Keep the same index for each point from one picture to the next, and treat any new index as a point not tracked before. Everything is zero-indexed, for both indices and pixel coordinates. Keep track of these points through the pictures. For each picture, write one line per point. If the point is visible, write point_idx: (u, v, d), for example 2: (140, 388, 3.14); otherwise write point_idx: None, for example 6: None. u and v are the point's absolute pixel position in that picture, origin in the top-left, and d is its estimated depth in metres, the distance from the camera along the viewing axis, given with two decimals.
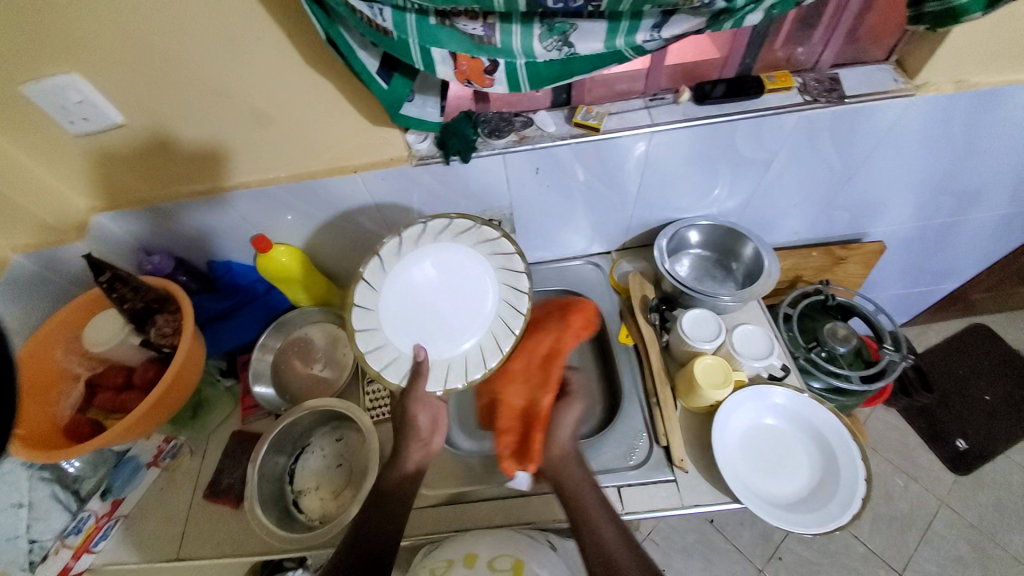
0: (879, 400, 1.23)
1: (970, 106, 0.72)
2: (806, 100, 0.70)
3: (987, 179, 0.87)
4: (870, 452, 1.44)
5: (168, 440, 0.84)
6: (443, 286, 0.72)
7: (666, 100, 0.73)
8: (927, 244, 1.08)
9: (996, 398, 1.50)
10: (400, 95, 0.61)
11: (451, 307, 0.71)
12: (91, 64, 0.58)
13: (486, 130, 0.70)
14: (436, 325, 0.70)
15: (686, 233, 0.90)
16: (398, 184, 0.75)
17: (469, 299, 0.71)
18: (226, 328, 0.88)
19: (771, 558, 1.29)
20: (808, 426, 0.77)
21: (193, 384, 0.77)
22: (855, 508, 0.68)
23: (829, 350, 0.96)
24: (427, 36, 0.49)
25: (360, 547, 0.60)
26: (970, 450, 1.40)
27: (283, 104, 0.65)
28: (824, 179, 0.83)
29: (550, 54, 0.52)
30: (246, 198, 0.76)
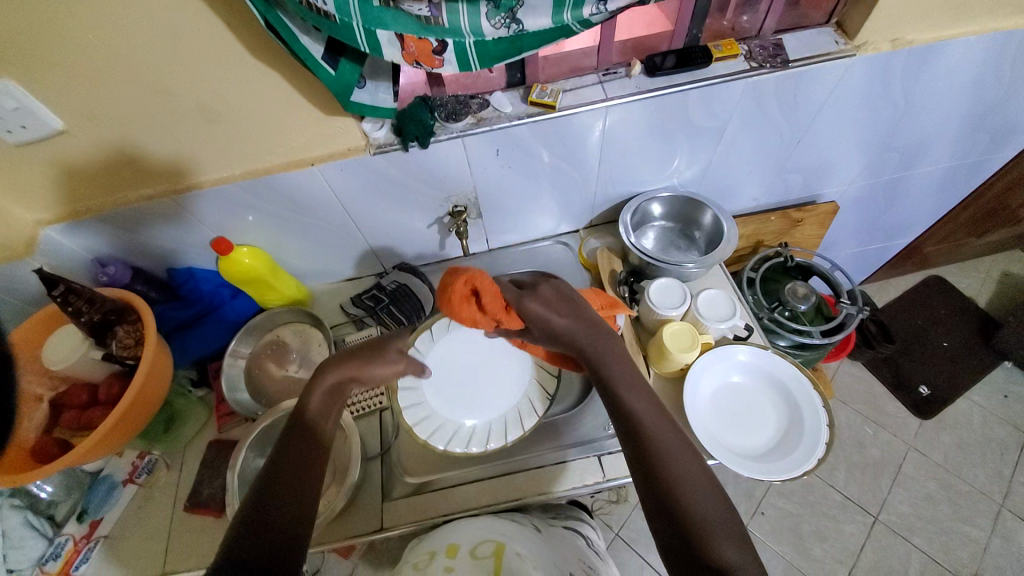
0: (843, 353, 1.29)
1: (906, 63, 0.75)
2: (751, 67, 0.72)
3: (928, 134, 0.92)
4: (841, 406, 1.51)
5: (141, 456, 0.82)
6: (483, 356, 0.82)
7: (619, 74, 0.74)
8: (878, 201, 1.13)
9: (953, 343, 1.59)
10: (350, 80, 0.60)
11: (492, 374, 0.80)
12: (20, 67, 0.55)
13: (443, 113, 0.70)
14: (475, 392, 0.79)
15: (648, 206, 0.92)
16: (358, 174, 0.74)
17: (506, 368, 0.81)
18: (192, 336, 0.86)
19: (755, 514, 1.35)
20: (773, 379, 0.80)
21: (160, 395, 0.75)
22: (820, 453, 0.72)
23: (791, 309, 1.00)
24: (371, 18, 0.49)
25: None
26: (932, 394, 1.49)
27: (232, 98, 0.64)
28: (777, 144, 0.86)
29: (499, 32, 0.52)
30: (202, 199, 0.74)
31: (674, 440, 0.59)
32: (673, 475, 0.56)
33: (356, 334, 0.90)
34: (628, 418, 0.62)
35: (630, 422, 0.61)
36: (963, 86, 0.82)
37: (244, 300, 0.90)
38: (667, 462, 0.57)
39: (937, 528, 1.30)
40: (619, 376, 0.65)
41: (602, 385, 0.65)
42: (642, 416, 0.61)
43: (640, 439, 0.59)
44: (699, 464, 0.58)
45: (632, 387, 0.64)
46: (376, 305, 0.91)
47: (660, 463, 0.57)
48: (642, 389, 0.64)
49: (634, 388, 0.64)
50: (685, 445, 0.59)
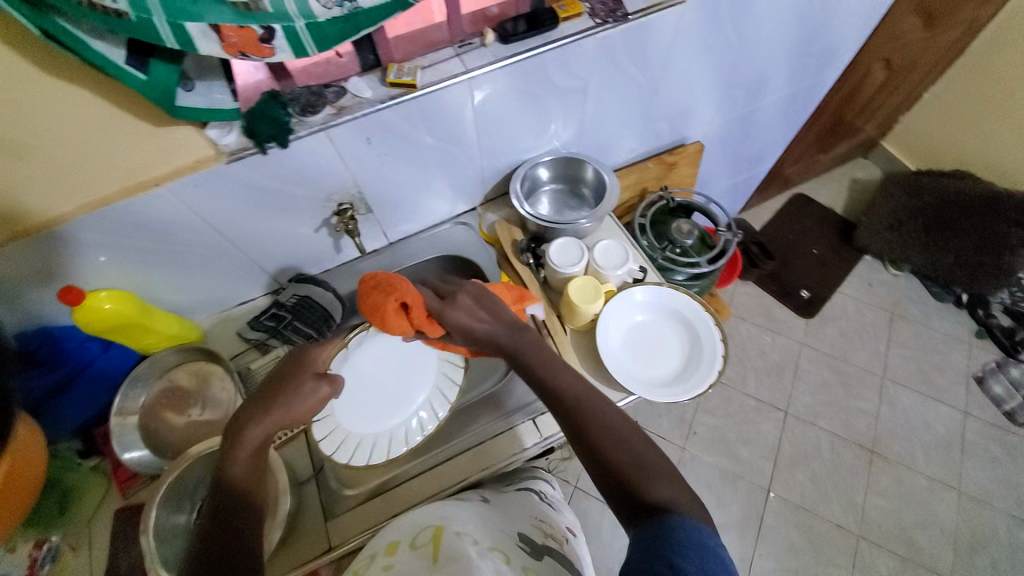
0: (735, 275, 1.43)
1: (731, 4, 0.83)
2: (596, 23, 0.75)
3: (764, 66, 1.03)
4: (744, 322, 1.68)
5: (38, 545, 0.70)
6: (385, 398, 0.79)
7: (474, 44, 0.74)
8: (738, 135, 1.25)
9: (824, 249, 1.82)
10: (168, 84, 0.54)
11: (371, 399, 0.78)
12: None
13: (298, 108, 0.66)
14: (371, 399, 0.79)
15: (535, 172, 0.94)
16: (218, 187, 0.68)
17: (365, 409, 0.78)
18: (64, 403, 0.76)
19: (689, 435, 1.47)
20: (672, 310, 0.87)
21: (38, 476, 0.66)
22: (719, 365, 0.81)
23: (681, 245, 1.09)
24: (177, 10, 0.44)
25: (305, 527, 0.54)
26: (813, 296, 1.71)
27: (28, 126, 0.54)
28: (639, 93, 0.92)
29: (332, 12, 0.49)
30: (30, 249, 0.64)
31: (604, 407, 0.60)
32: (601, 439, 0.57)
33: (262, 359, 0.85)
34: (557, 400, 0.61)
35: (551, 398, 0.61)
36: (782, 18, 0.92)
37: (120, 350, 0.80)
38: (597, 424, 0.58)
39: (835, 407, 1.51)
40: (542, 361, 0.64)
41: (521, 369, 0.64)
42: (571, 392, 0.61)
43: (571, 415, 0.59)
44: (633, 429, 0.58)
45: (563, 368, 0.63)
46: (279, 325, 0.85)
47: (588, 432, 0.57)
48: (565, 364, 0.64)
49: (556, 370, 0.63)
50: (616, 411, 0.60)
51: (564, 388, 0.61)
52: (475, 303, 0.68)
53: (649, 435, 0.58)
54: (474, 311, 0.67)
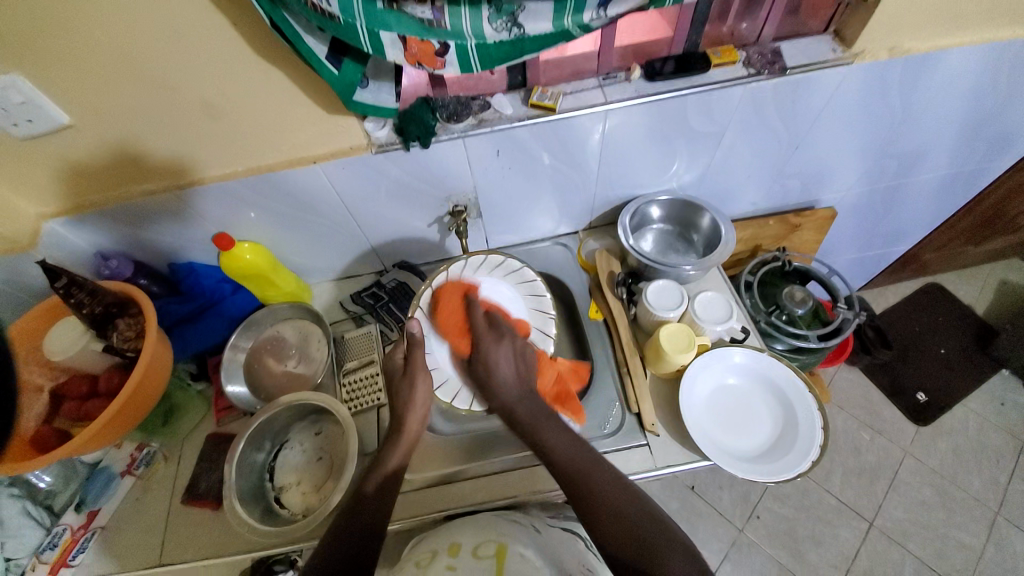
0: (841, 358, 1.30)
1: (904, 72, 0.77)
2: (749, 73, 0.74)
3: (925, 142, 0.93)
4: (837, 411, 1.52)
5: (140, 447, 0.83)
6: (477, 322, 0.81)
7: (618, 78, 0.75)
8: (876, 208, 1.14)
9: (951, 350, 1.60)
10: (352, 79, 0.61)
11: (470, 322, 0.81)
12: (17, 60, 0.55)
13: (445, 114, 0.71)
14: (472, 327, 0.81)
15: (647, 209, 0.93)
16: (362, 173, 0.76)
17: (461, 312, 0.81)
18: (191, 331, 0.86)
19: (749, 517, 1.35)
20: (770, 383, 0.81)
21: (161, 386, 0.76)
22: (814, 455, 0.73)
23: (788, 313, 1.02)
24: (376, 20, 0.50)
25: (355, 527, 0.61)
26: (929, 402, 1.50)
27: (235, 97, 0.65)
28: (775, 149, 0.87)
29: (501, 35, 0.54)
30: (204, 195, 0.75)
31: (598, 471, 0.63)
32: (590, 489, 0.61)
33: (355, 330, 0.91)
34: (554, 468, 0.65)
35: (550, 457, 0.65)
36: (961, 94, 0.83)
37: (245, 295, 0.90)
38: (592, 483, 0.62)
39: (933, 535, 1.30)
40: (541, 420, 0.69)
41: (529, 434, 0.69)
42: (567, 460, 0.64)
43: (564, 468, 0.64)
44: (633, 494, 0.62)
45: (566, 439, 0.67)
46: (376, 304, 0.92)
47: (582, 478, 0.62)
48: (563, 428, 0.68)
49: (558, 439, 0.67)
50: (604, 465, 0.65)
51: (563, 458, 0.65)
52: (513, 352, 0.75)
53: (630, 485, 0.63)
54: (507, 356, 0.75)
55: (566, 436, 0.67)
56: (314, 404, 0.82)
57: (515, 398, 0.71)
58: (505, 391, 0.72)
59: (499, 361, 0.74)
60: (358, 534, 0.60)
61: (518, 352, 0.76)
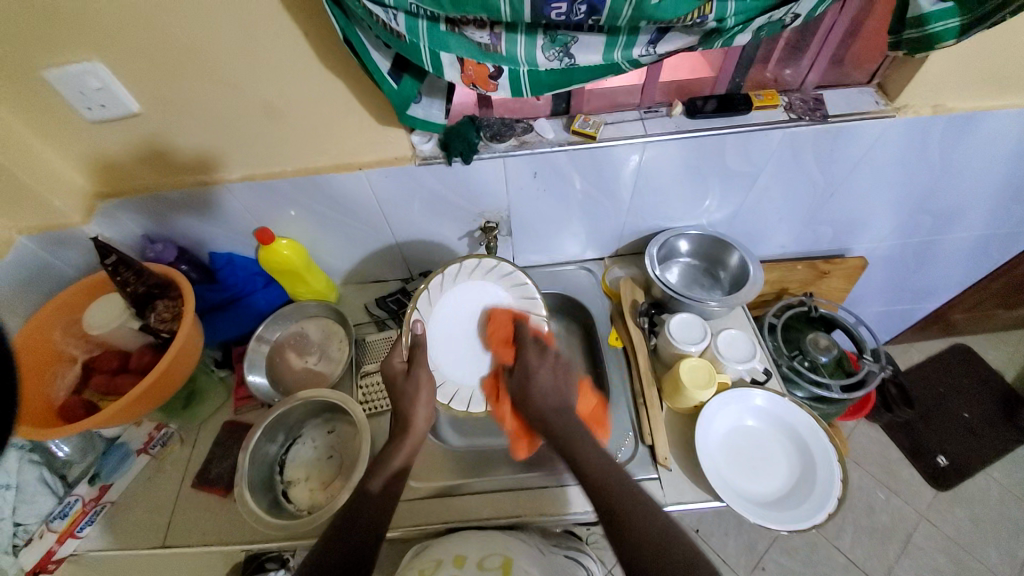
0: (863, 411, 1.26)
1: (946, 129, 0.77)
2: (790, 118, 0.75)
3: (964, 200, 0.92)
4: (854, 467, 1.46)
5: (157, 427, 0.84)
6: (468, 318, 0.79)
7: (660, 112, 0.77)
8: (909, 262, 1.12)
9: (975, 416, 1.54)
10: (409, 94, 0.63)
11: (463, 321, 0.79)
12: (103, 49, 0.60)
13: (488, 134, 0.74)
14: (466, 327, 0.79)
15: (676, 241, 0.93)
16: (402, 182, 0.79)
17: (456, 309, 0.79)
18: (222, 319, 0.90)
19: (754, 569, 1.30)
20: (788, 429, 0.80)
21: (189, 370, 0.78)
22: (830, 507, 0.71)
23: (812, 359, 1.00)
24: (437, 42, 0.53)
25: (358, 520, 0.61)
26: (950, 466, 1.44)
27: (294, 100, 0.68)
28: (810, 194, 0.88)
29: (552, 64, 0.56)
30: (251, 190, 0.79)
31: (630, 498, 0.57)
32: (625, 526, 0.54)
33: (377, 334, 0.93)
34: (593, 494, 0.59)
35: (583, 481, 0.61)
36: (1004, 155, 0.83)
37: (275, 289, 0.93)
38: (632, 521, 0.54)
39: None
40: (575, 440, 0.65)
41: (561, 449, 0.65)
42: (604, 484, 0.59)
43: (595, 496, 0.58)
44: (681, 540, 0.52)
45: (601, 464, 0.62)
46: (401, 311, 0.95)
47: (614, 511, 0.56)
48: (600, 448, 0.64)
49: (591, 456, 0.63)
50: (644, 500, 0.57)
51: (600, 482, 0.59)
52: (555, 368, 0.73)
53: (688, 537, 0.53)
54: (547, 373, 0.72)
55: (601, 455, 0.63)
56: (330, 402, 0.83)
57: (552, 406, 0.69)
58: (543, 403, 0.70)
59: (536, 376, 0.72)
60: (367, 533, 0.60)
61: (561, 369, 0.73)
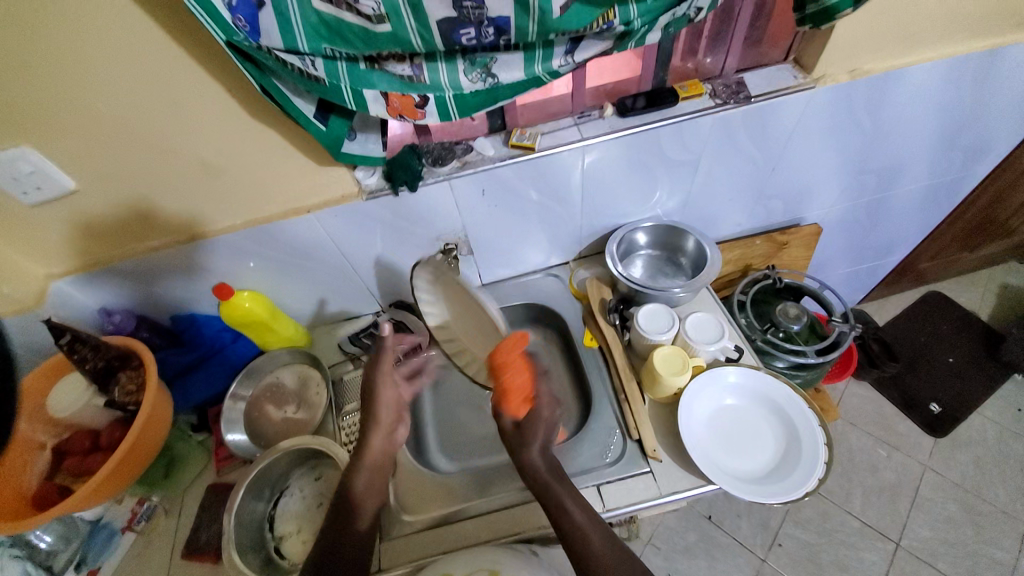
0: (846, 373, 1.29)
1: (866, 91, 0.80)
2: (716, 103, 0.78)
3: (899, 156, 0.96)
4: (850, 428, 1.49)
5: (140, 501, 0.82)
6: None
7: (593, 116, 0.79)
8: (862, 221, 1.16)
9: (959, 359, 1.58)
10: (339, 134, 0.64)
11: None
12: (24, 129, 0.59)
13: (430, 159, 0.75)
14: None
15: (634, 235, 0.95)
16: (354, 219, 0.79)
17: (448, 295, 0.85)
18: (193, 381, 0.88)
19: (771, 546, 1.30)
20: (769, 402, 0.81)
21: (161, 438, 0.76)
22: (818, 472, 0.72)
23: (785, 330, 1.02)
24: (359, 80, 0.54)
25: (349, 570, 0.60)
26: (944, 412, 1.47)
27: (232, 154, 0.69)
28: (754, 172, 0.91)
29: (477, 86, 0.58)
30: (204, 248, 0.79)
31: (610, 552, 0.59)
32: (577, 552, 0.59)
33: (354, 371, 0.92)
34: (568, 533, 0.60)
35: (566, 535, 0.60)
36: (925, 108, 0.87)
37: (245, 343, 0.92)
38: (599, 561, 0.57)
39: (962, 552, 1.25)
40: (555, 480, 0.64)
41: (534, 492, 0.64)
42: (583, 527, 0.60)
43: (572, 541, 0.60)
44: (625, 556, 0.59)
45: (582, 504, 0.63)
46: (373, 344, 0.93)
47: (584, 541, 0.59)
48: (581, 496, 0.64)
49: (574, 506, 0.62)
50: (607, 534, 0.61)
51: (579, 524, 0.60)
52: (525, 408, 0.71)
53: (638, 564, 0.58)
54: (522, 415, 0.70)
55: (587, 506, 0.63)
56: (313, 448, 0.82)
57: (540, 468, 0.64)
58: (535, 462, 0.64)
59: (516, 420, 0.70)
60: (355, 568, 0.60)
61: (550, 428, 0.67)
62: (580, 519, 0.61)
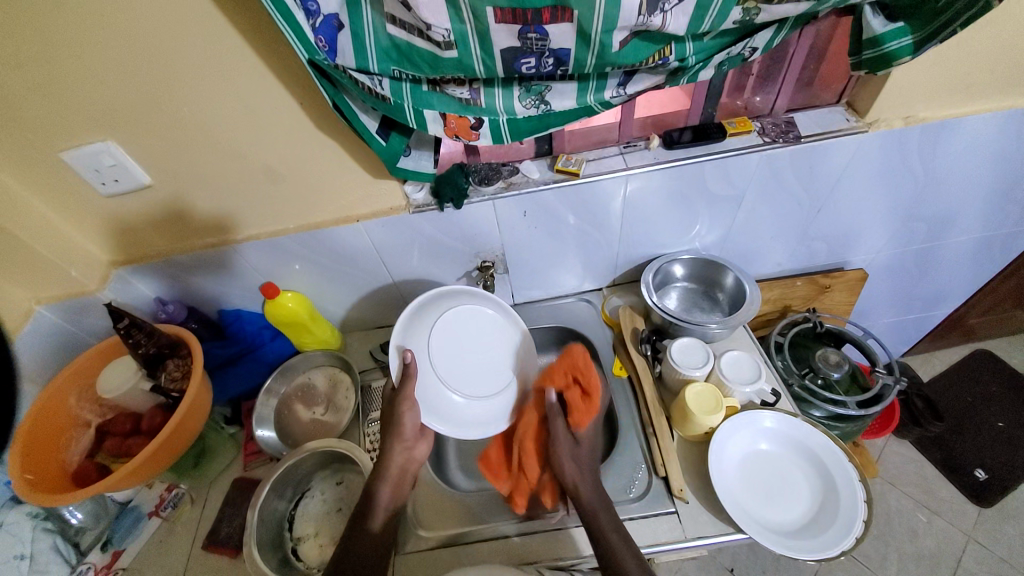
0: (889, 429, 1.22)
1: (921, 138, 0.79)
2: (765, 141, 0.78)
3: (953, 205, 0.93)
4: (889, 489, 1.39)
5: (169, 488, 0.84)
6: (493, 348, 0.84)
7: (639, 146, 0.81)
8: (910, 270, 1.12)
9: (1011, 424, 1.48)
10: (397, 150, 0.67)
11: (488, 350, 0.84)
12: (114, 128, 0.65)
13: (476, 179, 0.78)
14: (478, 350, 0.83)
15: (670, 267, 0.95)
16: (398, 231, 0.82)
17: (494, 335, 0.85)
18: (231, 375, 0.91)
19: None
20: (806, 451, 0.78)
21: (197, 428, 0.79)
22: (857, 531, 0.68)
23: (824, 376, 0.98)
24: (420, 100, 0.57)
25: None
26: (990, 480, 1.36)
27: (293, 163, 0.73)
28: (797, 212, 0.89)
29: (530, 111, 0.60)
30: (257, 248, 0.83)
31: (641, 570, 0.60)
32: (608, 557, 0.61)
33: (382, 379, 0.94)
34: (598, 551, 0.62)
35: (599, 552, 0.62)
36: (983, 159, 0.85)
37: (282, 342, 0.96)
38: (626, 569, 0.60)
39: None
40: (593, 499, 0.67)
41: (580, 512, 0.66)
42: (612, 547, 0.62)
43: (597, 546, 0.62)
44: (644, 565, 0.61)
45: (612, 525, 0.64)
46: None
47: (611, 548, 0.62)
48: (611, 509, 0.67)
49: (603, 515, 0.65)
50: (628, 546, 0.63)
51: (608, 542, 0.62)
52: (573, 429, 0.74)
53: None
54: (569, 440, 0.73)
55: (614, 522, 0.65)
56: (338, 452, 0.83)
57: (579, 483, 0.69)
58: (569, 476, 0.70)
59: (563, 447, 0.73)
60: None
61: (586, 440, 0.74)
62: (610, 538, 0.63)
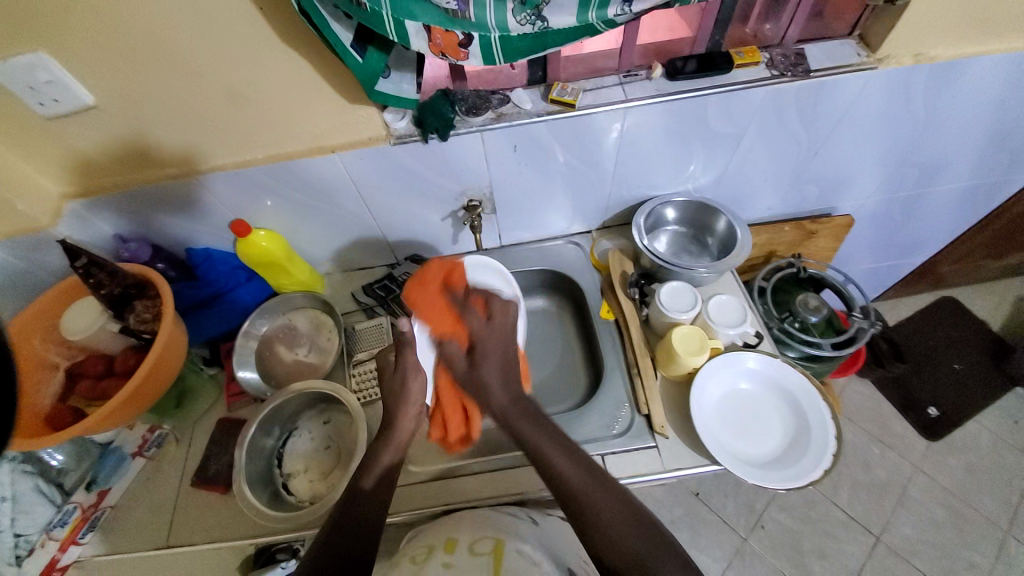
0: (854, 368, 1.28)
1: (929, 78, 0.76)
2: (772, 74, 0.73)
3: (948, 151, 0.92)
4: (847, 423, 1.49)
5: (152, 429, 0.83)
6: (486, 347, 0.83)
7: (640, 76, 0.75)
8: (895, 217, 1.12)
9: (965, 365, 1.58)
10: (375, 69, 0.61)
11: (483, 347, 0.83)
12: (46, 35, 0.56)
13: (463, 108, 0.72)
14: None
15: (663, 210, 0.92)
16: (378, 165, 0.77)
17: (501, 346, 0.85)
18: (206, 317, 0.87)
19: (754, 527, 1.33)
20: (782, 390, 0.80)
21: (175, 369, 0.76)
22: (825, 464, 0.72)
23: (802, 320, 1.01)
24: (401, 9, 0.50)
25: (343, 518, 0.60)
26: (941, 416, 1.47)
27: (258, 83, 0.65)
28: (794, 154, 0.87)
29: (524, 28, 0.54)
30: (222, 180, 0.76)
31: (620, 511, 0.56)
32: (597, 525, 0.55)
33: (366, 321, 0.92)
34: (554, 481, 0.59)
35: (554, 484, 0.59)
36: (985, 103, 0.82)
37: (259, 283, 0.91)
38: (596, 516, 0.55)
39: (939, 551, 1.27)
40: (543, 438, 0.62)
41: (529, 453, 0.62)
42: (577, 486, 0.58)
43: (566, 498, 0.57)
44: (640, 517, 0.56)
45: (567, 450, 0.61)
46: (387, 296, 0.93)
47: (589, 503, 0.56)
48: (566, 443, 0.62)
49: (555, 454, 0.60)
50: (611, 500, 0.57)
51: (561, 470, 0.59)
52: (502, 363, 0.70)
53: (646, 523, 0.55)
54: (496, 369, 0.69)
55: (576, 456, 0.60)
56: (323, 392, 0.82)
57: (499, 401, 0.67)
58: (498, 401, 0.67)
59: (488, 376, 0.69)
60: (359, 527, 0.59)
61: (509, 350, 0.73)
62: (569, 472, 0.59)
